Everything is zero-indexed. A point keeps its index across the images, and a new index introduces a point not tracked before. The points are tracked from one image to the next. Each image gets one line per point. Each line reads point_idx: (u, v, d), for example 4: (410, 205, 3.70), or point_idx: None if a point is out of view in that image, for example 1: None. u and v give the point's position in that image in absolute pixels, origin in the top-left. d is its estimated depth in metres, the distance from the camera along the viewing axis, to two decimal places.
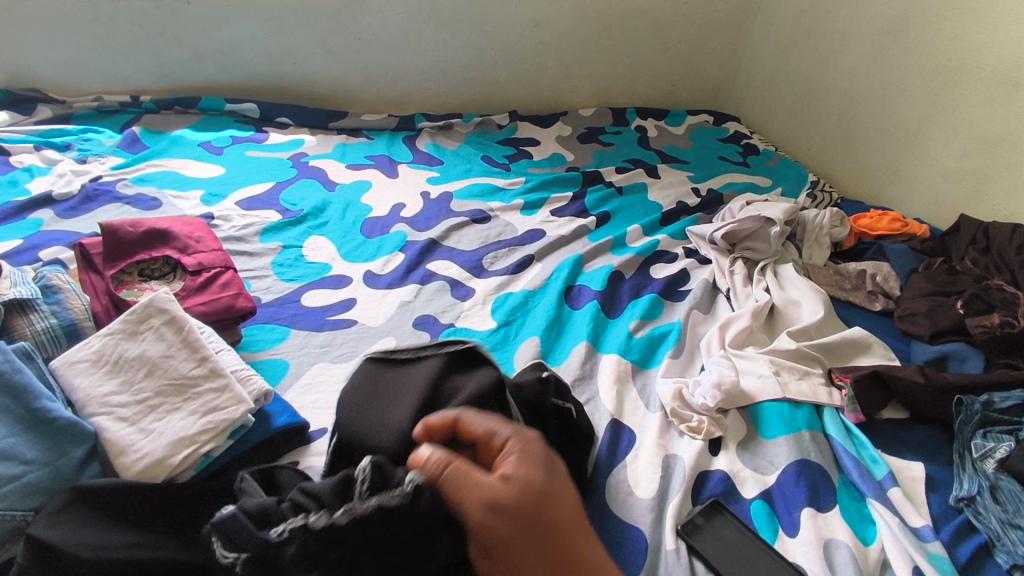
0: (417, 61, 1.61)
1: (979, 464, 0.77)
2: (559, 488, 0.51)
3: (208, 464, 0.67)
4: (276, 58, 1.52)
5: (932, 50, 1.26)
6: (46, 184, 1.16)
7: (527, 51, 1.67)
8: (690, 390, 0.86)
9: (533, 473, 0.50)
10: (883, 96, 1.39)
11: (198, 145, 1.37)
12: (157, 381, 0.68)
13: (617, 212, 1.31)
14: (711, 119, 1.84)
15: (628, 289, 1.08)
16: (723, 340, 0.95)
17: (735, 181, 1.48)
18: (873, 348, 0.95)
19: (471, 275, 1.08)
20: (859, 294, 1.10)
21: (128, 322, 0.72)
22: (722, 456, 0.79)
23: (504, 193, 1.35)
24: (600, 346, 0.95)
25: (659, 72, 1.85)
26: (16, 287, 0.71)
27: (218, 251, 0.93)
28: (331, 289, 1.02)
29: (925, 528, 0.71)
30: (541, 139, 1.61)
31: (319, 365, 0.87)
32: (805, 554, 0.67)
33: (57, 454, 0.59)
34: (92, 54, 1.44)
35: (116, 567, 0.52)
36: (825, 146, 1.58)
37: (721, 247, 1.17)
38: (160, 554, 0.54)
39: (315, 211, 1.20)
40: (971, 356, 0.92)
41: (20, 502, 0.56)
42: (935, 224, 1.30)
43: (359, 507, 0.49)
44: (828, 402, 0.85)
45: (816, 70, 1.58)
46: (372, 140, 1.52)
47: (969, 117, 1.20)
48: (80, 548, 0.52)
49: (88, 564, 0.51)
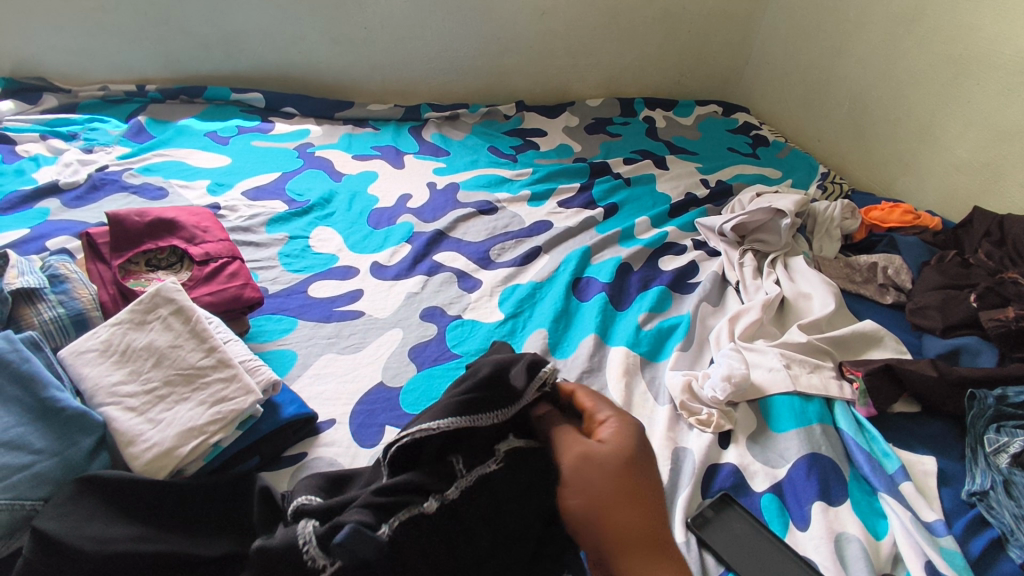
0: (423, 51, 1.59)
1: (992, 458, 0.76)
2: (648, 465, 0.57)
3: (218, 454, 0.66)
4: (282, 48, 1.51)
5: (947, 39, 1.24)
6: (52, 174, 1.15)
7: (534, 40, 1.65)
8: (699, 382, 0.85)
9: (624, 441, 0.57)
10: (896, 86, 1.37)
11: (204, 135, 1.36)
12: (165, 370, 0.68)
13: (624, 204, 1.30)
14: (720, 109, 1.82)
15: (636, 280, 1.07)
16: (732, 333, 0.94)
17: (745, 172, 1.47)
18: (884, 341, 0.94)
19: (479, 266, 1.08)
20: (870, 287, 1.09)
21: (136, 311, 0.72)
22: (732, 448, 0.79)
23: (511, 184, 1.34)
24: (609, 338, 0.94)
25: (667, 61, 1.83)
26: (24, 277, 0.71)
27: (225, 241, 0.92)
28: (339, 280, 1.02)
29: (938, 522, 0.70)
30: (548, 130, 1.60)
31: (326, 356, 0.86)
32: (816, 548, 0.67)
33: (66, 443, 0.59)
34: (97, 43, 1.43)
35: (118, 561, 0.52)
36: (836, 137, 1.56)
37: (730, 239, 1.16)
38: (162, 548, 0.54)
39: (321, 201, 1.20)
40: (985, 349, 0.91)
41: (28, 492, 0.55)
42: (948, 217, 1.28)
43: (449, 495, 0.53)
44: (840, 395, 0.84)
45: (827, 59, 1.56)
46: (378, 130, 1.51)
47: (984, 108, 1.18)
48: (83, 541, 0.52)
49: (92, 557, 0.51)
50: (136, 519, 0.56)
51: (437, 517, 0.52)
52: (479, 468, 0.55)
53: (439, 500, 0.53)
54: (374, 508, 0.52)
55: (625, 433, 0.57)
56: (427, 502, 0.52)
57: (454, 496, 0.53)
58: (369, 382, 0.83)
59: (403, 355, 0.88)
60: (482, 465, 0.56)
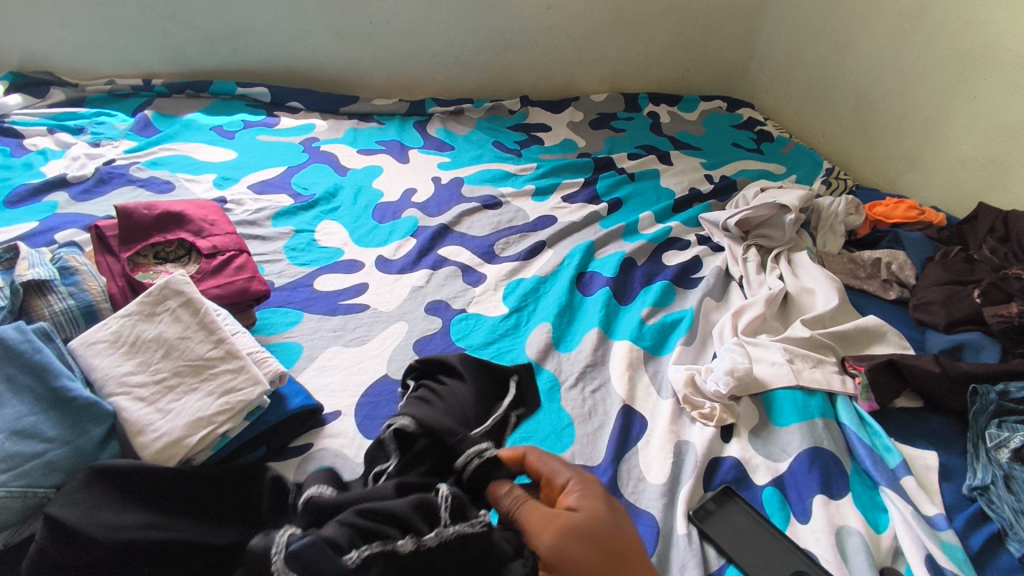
0: (429, 46, 1.60)
1: (994, 453, 0.77)
2: (625, 522, 0.53)
3: (226, 444, 0.67)
4: (288, 42, 1.52)
5: (954, 35, 1.24)
6: (60, 167, 1.16)
7: (539, 35, 1.65)
8: (702, 376, 0.86)
9: (596, 506, 0.53)
10: (902, 82, 1.37)
11: (210, 129, 1.37)
12: (174, 361, 0.69)
13: (628, 199, 1.31)
14: (725, 105, 1.82)
15: (640, 275, 1.07)
16: (735, 328, 0.94)
17: (749, 167, 1.47)
18: (887, 337, 0.94)
19: (483, 261, 1.08)
20: (874, 283, 1.09)
21: (145, 303, 0.73)
22: (734, 442, 0.79)
23: (515, 178, 1.35)
24: (612, 333, 0.95)
25: (673, 56, 1.82)
26: (35, 268, 0.72)
27: (232, 234, 0.93)
28: (344, 274, 1.02)
29: (939, 516, 0.71)
30: (552, 125, 1.60)
31: (332, 348, 0.87)
32: (817, 541, 0.67)
33: (77, 432, 0.60)
34: (104, 37, 1.43)
35: (130, 548, 0.53)
36: (841, 132, 1.56)
37: (734, 234, 1.16)
38: (174, 536, 0.55)
39: (327, 196, 1.20)
40: (988, 346, 0.91)
41: (41, 480, 0.56)
42: (952, 213, 1.28)
43: (426, 538, 0.50)
44: (842, 390, 0.85)
45: (833, 55, 1.56)
46: (383, 125, 1.51)
47: (990, 104, 1.18)
48: (95, 529, 0.52)
49: (104, 544, 0.52)
50: (146, 506, 0.57)
51: (410, 559, 0.49)
52: (464, 525, 0.51)
53: (414, 541, 0.49)
54: (348, 529, 0.48)
55: (590, 497, 0.53)
56: (402, 539, 0.49)
57: (432, 542, 0.49)
58: (374, 374, 0.84)
59: (407, 348, 0.88)
60: (467, 522, 0.51)
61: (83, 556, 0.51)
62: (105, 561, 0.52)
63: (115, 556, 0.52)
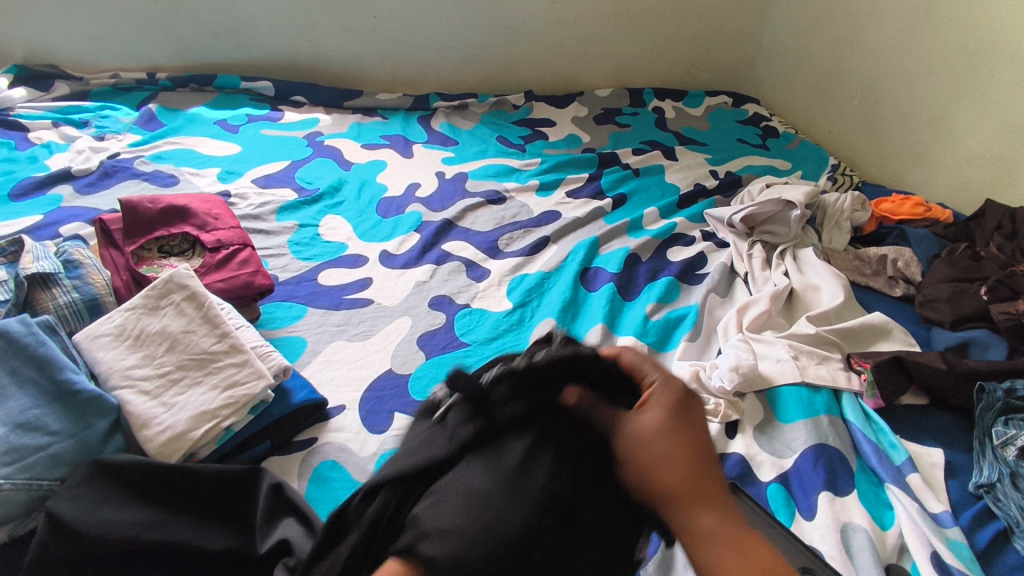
0: (433, 40, 1.59)
1: (1000, 451, 0.76)
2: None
3: (230, 438, 0.67)
4: (291, 36, 1.51)
5: (963, 30, 1.23)
6: (64, 160, 1.16)
7: (543, 30, 1.64)
8: (707, 372, 0.85)
9: None
10: (910, 78, 1.36)
11: (214, 123, 1.37)
12: (179, 355, 0.69)
13: (633, 194, 1.30)
14: (730, 100, 1.80)
15: (644, 271, 1.07)
16: (740, 324, 0.94)
17: (755, 163, 1.46)
18: (893, 333, 0.93)
19: (487, 256, 1.08)
20: (880, 280, 1.08)
21: (149, 297, 0.73)
22: (739, 438, 0.79)
23: (519, 173, 1.34)
24: (616, 328, 0.94)
25: (678, 51, 1.81)
26: (39, 262, 0.72)
27: (236, 228, 0.93)
28: (348, 268, 1.02)
29: (944, 513, 0.70)
30: (557, 120, 1.60)
31: (336, 343, 0.87)
32: (822, 537, 0.67)
33: (81, 425, 0.60)
34: (108, 31, 1.43)
35: (124, 547, 0.53)
36: (848, 128, 1.55)
37: (739, 230, 1.15)
38: (168, 537, 0.54)
39: (331, 190, 1.20)
40: (994, 343, 0.90)
41: (46, 472, 0.57)
42: (960, 209, 1.27)
43: None
44: (847, 387, 0.85)
45: (840, 50, 1.54)
46: (387, 120, 1.51)
47: (998, 100, 1.17)
48: (91, 526, 0.53)
49: (99, 542, 0.52)
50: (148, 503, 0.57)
51: None
52: None
53: None
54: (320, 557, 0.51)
55: None
56: None
57: None
58: (378, 369, 0.84)
59: (411, 343, 0.88)
60: None
61: (84, 551, 0.52)
62: (102, 559, 0.52)
63: (110, 554, 0.53)
